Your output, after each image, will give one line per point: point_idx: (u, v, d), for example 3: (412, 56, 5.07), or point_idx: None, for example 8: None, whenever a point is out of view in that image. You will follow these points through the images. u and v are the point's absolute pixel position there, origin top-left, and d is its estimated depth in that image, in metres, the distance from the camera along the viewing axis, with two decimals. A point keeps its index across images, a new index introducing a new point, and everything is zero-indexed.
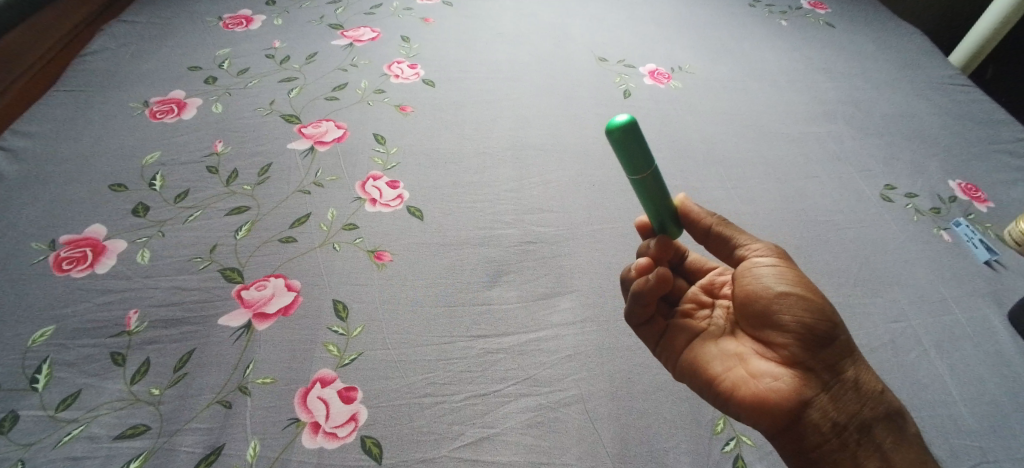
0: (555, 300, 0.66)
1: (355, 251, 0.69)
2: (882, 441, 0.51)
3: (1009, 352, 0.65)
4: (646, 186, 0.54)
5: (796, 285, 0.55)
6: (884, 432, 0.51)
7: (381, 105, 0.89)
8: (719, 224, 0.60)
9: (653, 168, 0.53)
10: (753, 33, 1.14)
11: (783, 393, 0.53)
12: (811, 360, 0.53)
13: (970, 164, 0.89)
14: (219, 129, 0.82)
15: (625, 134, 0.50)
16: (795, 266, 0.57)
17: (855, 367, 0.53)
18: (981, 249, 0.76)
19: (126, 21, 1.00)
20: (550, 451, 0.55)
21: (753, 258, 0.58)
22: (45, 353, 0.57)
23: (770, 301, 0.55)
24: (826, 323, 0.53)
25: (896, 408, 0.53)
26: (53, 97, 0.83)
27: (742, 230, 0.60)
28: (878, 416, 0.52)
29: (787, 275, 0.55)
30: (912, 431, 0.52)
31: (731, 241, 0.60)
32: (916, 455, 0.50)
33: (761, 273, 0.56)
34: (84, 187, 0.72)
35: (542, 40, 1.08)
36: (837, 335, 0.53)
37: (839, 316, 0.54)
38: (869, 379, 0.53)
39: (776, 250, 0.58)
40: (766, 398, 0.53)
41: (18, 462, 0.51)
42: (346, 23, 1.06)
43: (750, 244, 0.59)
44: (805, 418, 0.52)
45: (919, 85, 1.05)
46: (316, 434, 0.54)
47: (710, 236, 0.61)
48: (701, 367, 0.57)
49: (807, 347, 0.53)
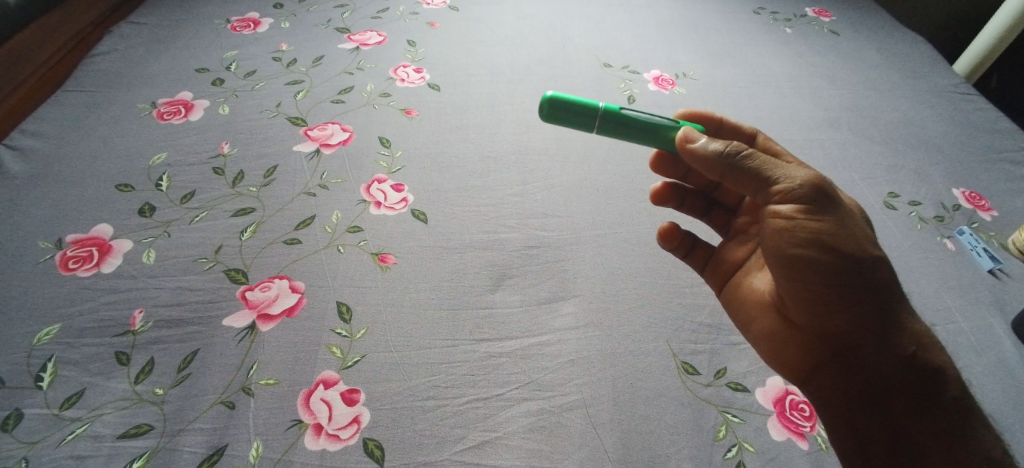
0: (558, 304, 0.66)
1: (359, 254, 0.69)
2: (898, 408, 0.55)
3: (1014, 361, 0.65)
4: (609, 124, 0.62)
5: (810, 247, 0.54)
6: (903, 400, 0.55)
7: (386, 108, 0.90)
8: (736, 162, 0.55)
9: (601, 108, 0.61)
10: (757, 40, 1.14)
11: (792, 350, 0.60)
12: (823, 321, 0.57)
13: (974, 173, 0.89)
14: (226, 131, 0.83)
15: (549, 108, 0.61)
16: (822, 218, 0.54)
17: (877, 332, 0.55)
18: (985, 258, 0.75)
19: (134, 22, 1.00)
20: (552, 455, 0.55)
21: (777, 206, 0.55)
22: (50, 351, 0.57)
23: (781, 263, 0.57)
24: (838, 290, 0.55)
25: (934, 368, 0.55)
26: (60, 98, 0.84)
27: (769, 167, 0.55)
28: (898, 382, 0.55)
29: (801, 235, 0.54)
30: (951, 396, 0.55)
31: (754, 181, 0.56)
32: (949, 421, 0.54)
33: (776, 231, 0.55)
34: (90, 188, 0.73)
35: (546, 45, 1.08)
36: (852, 297, 0.55)
37: (859, 275, 0.55)
38: (895, 344, 0.55)
39: (802, 198, 0.54)
40: (777, 353, 0.62)
41: (22, 460, 0.51)
42: (353, 26, 1.07)
43: (776, 186, 0.55)
44: (815, 375, 0.59)
45: (923, 94, 1.05)
46: (319, 436, 0.55)
47: (727, 175, 0.57)
48: (734, 307, 0.66)
49: (818, 311, 0.57)
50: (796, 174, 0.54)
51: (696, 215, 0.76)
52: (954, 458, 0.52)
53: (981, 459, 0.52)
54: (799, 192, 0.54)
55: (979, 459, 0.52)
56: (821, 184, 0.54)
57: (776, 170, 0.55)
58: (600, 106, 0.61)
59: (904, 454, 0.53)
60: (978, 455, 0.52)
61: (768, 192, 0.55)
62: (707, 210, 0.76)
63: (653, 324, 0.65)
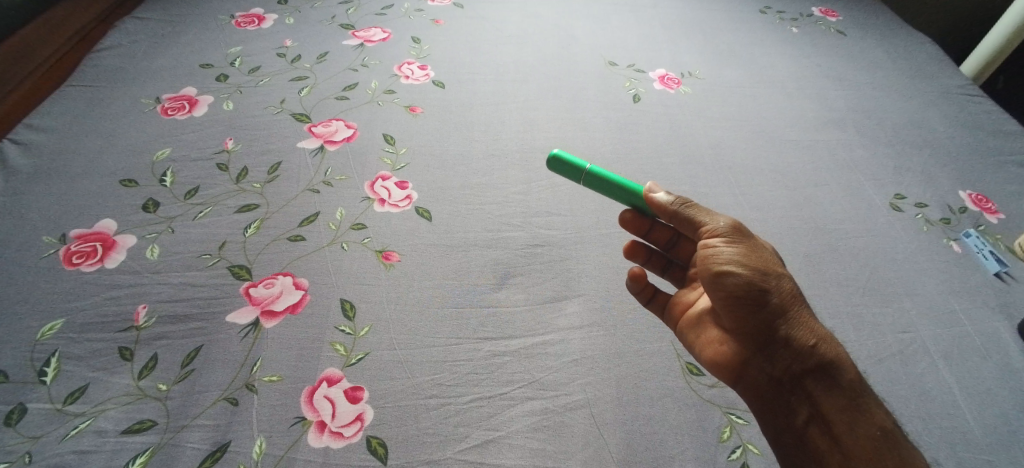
0: (561, 304, 0.66)
1: (363, 251, 0.69)
2: (812, 391, 0.55)
3: (1019, 365, 0.65)
4: (591, 186, 0.63)
5: (733, 267, 0.57)
6: (813, 383, 0.55)
7: (390, 105, 0.89)
8: (680, 210, 0.60)
9: (585, 171, 0.62)
10: (764, 39, 1.14)
11: (730, 353, 0.60)
12: (747, 323, 0.58)
13: (981, 175, 0.88)
14: (229, 127, 0.83)
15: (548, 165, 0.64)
16: (740, 244, 0.58)
17: (786, 325, 0.56)
18: (991, 261, 0.75)
19: (140, 17, 1.00)
20: (555, 455, 0.54)
21: (705, 243, 0.59)
22: (53, 346, 0.57)
23: (711, 283, 0.58)
24: (758, 299, 0.56)
25: (832, 358, 0.55)
26: (65, 92, 0.84)
27: (698, 211, 0.60)
28: (807, 370, 0.56)
29: (724, 259, 0.57)
30: (847, 378, 0.55)
31: (690, 224, 0.60)
32: (849, 401, 0.54)
33: (711, 257, 0.58)
34: (95, 182, 0.73)
35: (551, 43, 1.08)
36: (767, 301, 0.56)
37: (773, 286, 0.57)
38: (801, 333, 0.56)
39: (725, 233, 0.58)
40: (715, 360, 0.60)
41: (25, 455, 0.51)
42: (357, 23, 1.06)
43: (704, 227, 0.59)
44: (746, 372, 0.58)
45: (929, 95, 1.04)
46: (322, 433, 0.54)
47: (673, 221, 0.61)
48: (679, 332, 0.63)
49: (742, 319, 0.58)
50: (722, 217, 0.59)
51: (657, 272, 0.70)
52: (857, 434, 0.53)
53: (876, 430, 0.53)
54: (724, 228, 0.58)
55: (874, 429, 0.53)
56: (738, 225, 0.59)
57: (706, 213, 0.60)
58: (585, 168, 0.62)
59: (819, 432, 0.54)
60: (874, 427, 0.53)
61: (700, 231, 0.60)
62: (668, 268, 0.70)
63: (657, 325, 0.65)
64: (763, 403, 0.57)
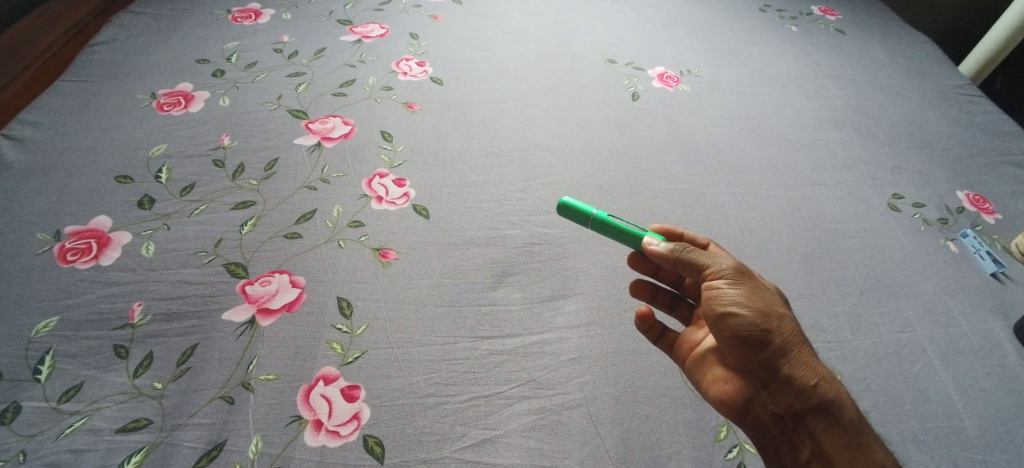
0: (559, 303, 0.65)
1: (361, 249, 0.68)
2: (814, 429, 0.54)
3: (1015, 365, 0.65)
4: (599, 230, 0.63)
5: (738, 308, 0.55)
6: (815, 421, 0.53)
7: (388, 102, 0.89)
8: (681, 255, 0.58)
9: (591, 216, 0.63)
10: (763, 38, 1.14)
11: (735, 391, 0.57)
12: (751, 361, 0.56)
13: (979, 174, 0.88)
14: (226, 123, 0.82)
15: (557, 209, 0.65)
16: (743, 285, 0.56)
17: (788, 364, 0.55)
18: (988, 261, 0.75)
19: (135, 11, 0.99)
20: (553, 454, 0.54)
21: (707, 285, 0.57)
22: (47, 344, 0.57)
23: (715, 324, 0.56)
24: (762, 340, 0.55)
25: (833, 397, 0.53)
26: (60, 87, 0.83)
27: (699, 253, 0.58)
28: (810, 409, 0.54)
29: (728, 300, 0.55)
30: (848, 418, 0.53)
31: (692, 266, 0.58)
32: (852, 441, 0.52)
33: (715, 299, 0.56)
34: (90, 178, 0.72)
35: (551, 40, 1.07)
36: (770, 341, 0.55)
37: (775, 326, 0.55)
38: (803, 372, 0.54)
39: (728, 274, 0.57)
40: (718, 398, 0.57)
41: (20, 453, 0.51)
42: (355, 18, 1.06)
43: (706, 269, 0.57)
44: (750, 411, 0.56)
45: (928, 94, 1.04)
46: (318, 432, 0.54)
47: (676, 266, 0.59)
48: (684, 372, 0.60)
49: (745, 358, 0.56)
50: (724, 259, 0.58)
51: (664, 309, 0.67)
52: None
53: None
54: (726, 271, 0.57)
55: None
56: (740, 266, 0.58)
57: (707, 255, 0.58)
58: (592, 213, 0.63)
59: None
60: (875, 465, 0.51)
61: (701, 272, 0.58)
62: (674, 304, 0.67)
63: None
64: (767, 441, 0.55)
